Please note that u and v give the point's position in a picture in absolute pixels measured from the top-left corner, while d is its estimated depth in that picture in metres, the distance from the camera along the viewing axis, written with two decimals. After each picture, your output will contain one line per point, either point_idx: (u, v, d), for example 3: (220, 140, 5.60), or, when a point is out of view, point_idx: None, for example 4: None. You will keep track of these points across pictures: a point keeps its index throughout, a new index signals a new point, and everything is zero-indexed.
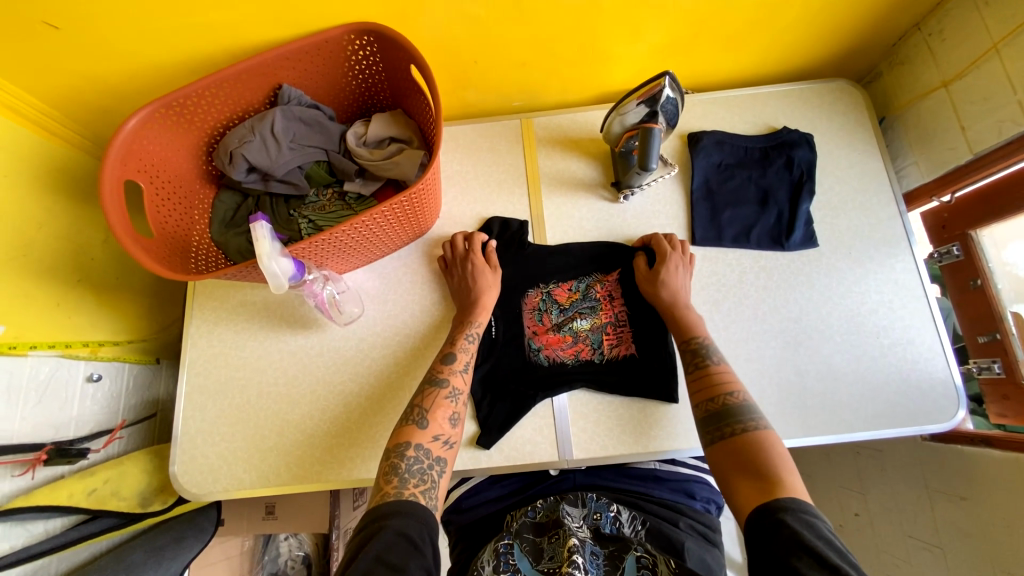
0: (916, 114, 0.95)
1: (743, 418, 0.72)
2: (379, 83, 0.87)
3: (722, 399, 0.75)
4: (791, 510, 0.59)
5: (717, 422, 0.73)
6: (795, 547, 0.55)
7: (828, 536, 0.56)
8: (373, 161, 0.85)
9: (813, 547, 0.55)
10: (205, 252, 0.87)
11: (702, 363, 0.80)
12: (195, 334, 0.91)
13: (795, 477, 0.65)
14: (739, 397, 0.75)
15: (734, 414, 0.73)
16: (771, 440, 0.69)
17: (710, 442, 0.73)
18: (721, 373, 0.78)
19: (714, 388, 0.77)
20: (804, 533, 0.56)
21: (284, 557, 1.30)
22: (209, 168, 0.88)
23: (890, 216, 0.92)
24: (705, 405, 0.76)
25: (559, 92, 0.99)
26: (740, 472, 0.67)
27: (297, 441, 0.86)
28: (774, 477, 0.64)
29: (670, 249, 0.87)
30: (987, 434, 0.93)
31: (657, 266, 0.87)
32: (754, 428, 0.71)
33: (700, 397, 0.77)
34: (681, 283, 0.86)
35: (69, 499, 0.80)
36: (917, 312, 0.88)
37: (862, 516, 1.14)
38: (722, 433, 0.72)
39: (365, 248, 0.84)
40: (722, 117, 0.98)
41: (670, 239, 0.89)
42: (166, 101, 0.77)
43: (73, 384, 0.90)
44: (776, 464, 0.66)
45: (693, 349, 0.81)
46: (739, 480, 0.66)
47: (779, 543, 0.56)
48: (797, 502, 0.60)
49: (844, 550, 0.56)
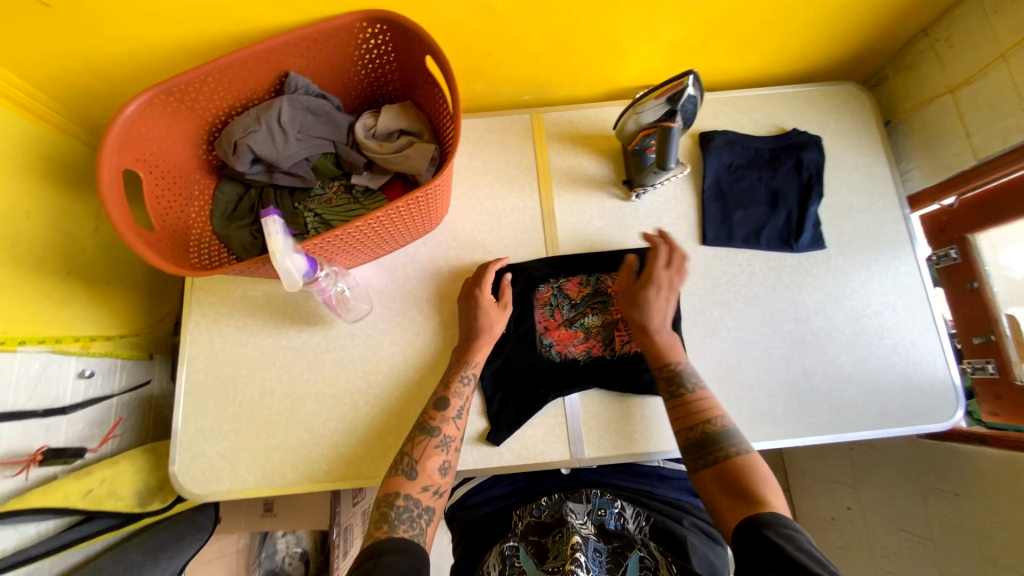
0: (920, 118, 0.96)
1: (725, 444, 0.75)
2: (389, 72, 0.84)
3: (702, 427, 0.76)
4: (773, 525, 0.63)
5: (701, 449, 0.75)
6: (781, 561, 0.58)
7: (808, 548, 0.60)
8: (382, 153, 0.82)
9: (795, 559, 0.58)
10: (206, 245, 0.83)
11: (678, 392, 0.79)
12: (194, 330, 0.88)
13: (777, 496, 0.69)
14: (718, 424, 0.76)
15: (716, 440, 0.75)
16: (755, 461, 0.73)
17: (695, 468, 0.75)
18: (698, 401, 0.78)
19: (693, 417, 0.78)
20: (787, 548, 0.59)
21: (281, 554, 1.28)
22: (209, 157, 0.84)
23: (894, 219, 0.93)
24: (685, 433, 0.77)
25: (571, 87, 0.98)
26: (726, 496, 0.70)
27: (304, 440, 0.84)
28: (759, 498, 0.68)
29: (659, 269, 0.86)
30: (984, 433, 0.94)
31: (640, 285, 0.85)
32: (737, 453, 0.74)
33: (681, 425, 0.78)
34: (657, 308, 0.84)
35: (65, 499, 0.77)
36: (920, 314, 0.90)
37: (854, 510, 1.19)
38: (706, 460, 0.74)
39: (375, 244, 0.81)
40: (732, 116, 0.97)
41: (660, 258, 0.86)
42: (165, 86, 0.74)
43: (64, 380, 0.86)
44: (759, 486, 0.70)
45: (668, 376, 0.81)
46: (725, 504, 0.70)
47: (761, 557, 0.60)
48: (777, 518, 0.64)
49: (823, 559, 0.59)
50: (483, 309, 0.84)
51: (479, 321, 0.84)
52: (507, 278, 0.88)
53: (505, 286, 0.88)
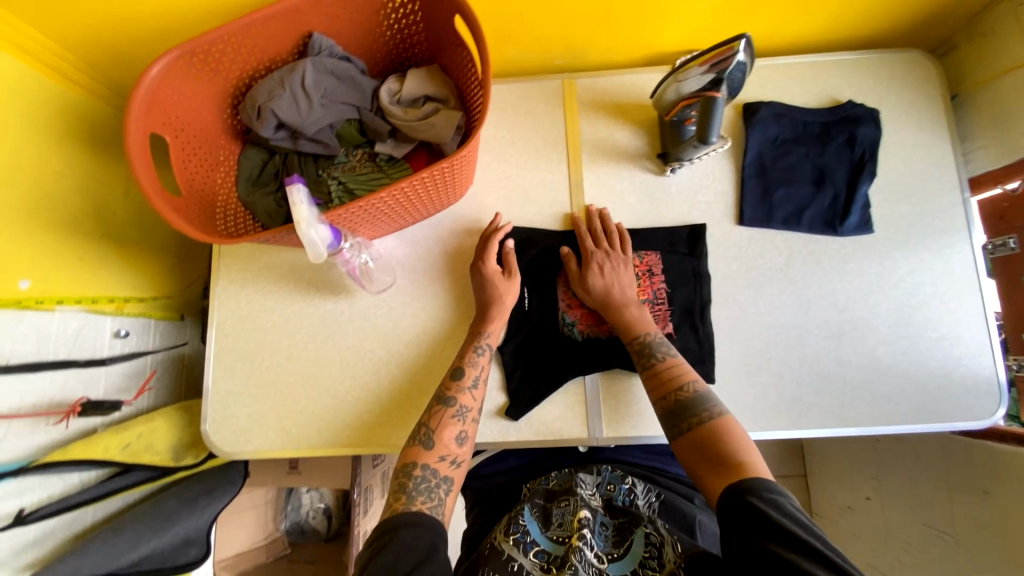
0: (994, 92, 0.87)
1: (699, 411, 0.74)
2: (415, 34, 0.80)
3: (674, 395, 0.76)
4: (756, 490, 0.63)
5: (677, 418, 0.74)
6: (767, 529, 0.58)
7: (792, 511, 0.60)
8: (408, 120, 0.80)
9: (782, 525, 0.58)
10: (231, 213, 0.83)
11: (649, 362, 0.78)
12: (222, 295, 0.89)
13: (755, 457, 0.69)
14: (690, 389, 0.76)
15: (690, 407, 0.74)
16: (730, 424, 0.72)
17: (674, 436, 0.74)
18: (668, 369, 0.77)
19: (666, 385, 0.77)
20: (772, 514, 0.59)
21: (306, 508, 1.36)
22: (234, 122, 0.83)
23: (952, 203, 0.86)
24: (661, 403, 0.76)
25: (606, 51, 0.91)
26: (704, 462, 0.70)
27: (327, 407, 0.86)
28: (737, 462, 0.67)
29: (594, 247, 0.84)
30: (1019, 433, 0.90)
31: (584, 270, 0.84)
32: (711, 417, 0.73)
33: (655, 395, 0.77)
34: (612, 284, 0.83)
35: (104, 453, 0.82)
36: (969, 306, 0.84)
37: (874, 500, 1.18)
38: (682, 428, 0.74)
39: (399, 215, 0.79)
40: (781, 86, 0.90)
41: (595, 239, 0.85)
42: (189, 48, 0.72)
43: (100, 338, 0.90)
44: (736, 449, 0.69)
45: (638, 349, 0.79)
46: (706, 471, 0.69)
47: (747, 524, 0.60)
48: (761, 482, 0.64)
49: (805, 520, 0.60)
50: (490, 280, 0.84)
51: (489, 294, 0.83)
52: (511, 246, 0.86)
53: (508, 253, 0.86)
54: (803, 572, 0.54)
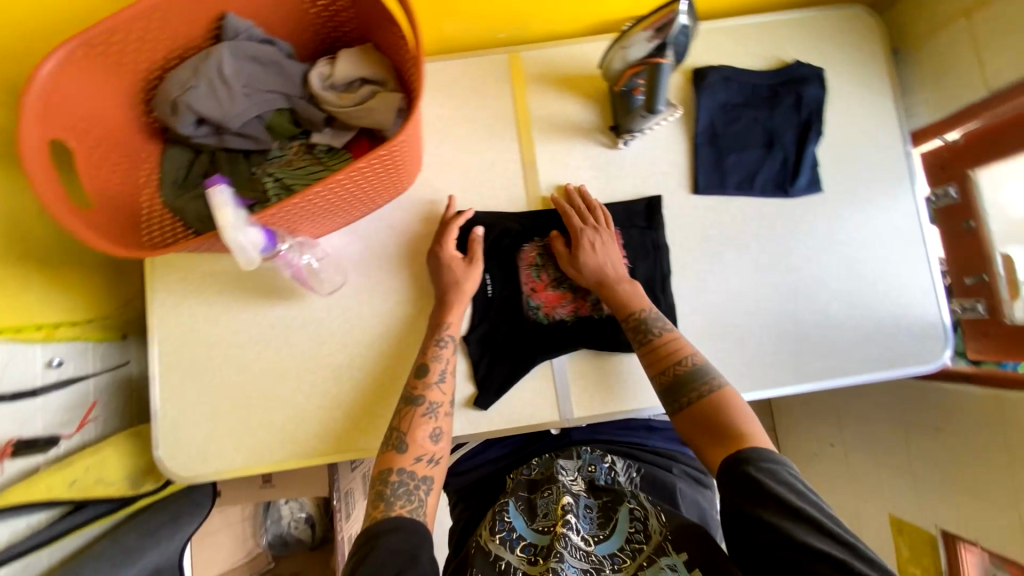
0: (931, 44, 0.88)
1: (699, 384, 0.74)
2: (342, 11, 0.74)
3: (673, 370, 0.75)
4: (754, 460, 0.65)
5: (676, 392, 0.74)
6: (763, 497, 0.62)
7: (788, 479, 0.64)
8: (342, 107, 0.74)
9: (779, 495, 0.62)
10: (156, 223, 0.75)
11: (646, 338, 0.77)
12: (160, 310, 0.83)
13: (754, 426, 0.71)
14: (688, 363, 0.75)
15: (690, 381, 0.74)
16: (730, 395, 0.73)
17: (674, 410, 0.75)
18: (665, 343, 0.77)
19: (663, 360, 0.76)
20: (768, 482, 0.63)
21: (287, 519, 1.31)
22: (149, 120, 0.75)
23: (895, 157, 0.88)
24: (660, 377, 0.76)
25: (550, 20, 0.87)
26: (705, 434, 0.71)
27: (289, 416, 0.82)
28: (737, 432, 0.70)
29: (581, 224, 0.82)
30: (968, 371, 0.94)
31: (574, 248, 0.81)
32: (710, 390, 0.73)
33: (654, 370, 0.77)
34: (604, 261, 0.81)
35: (48, 492, 0.75)
36: (914, 257, 0.87)
37: (836, 446, 1.24)
38: (682, 403, 0.74)
39: (343, 209, 0.75)
40: (728, 49, 0.89)
41: (581, 217, 0.83)
42: (84, 39, 0.64)
43: (30, 371, 0.82)
44: (736, 418, 0.71)
45: (634, 325, 0.78)
46: (706, 441, 0.71)
47: (746, 493, 0.63)
48: (759, 452, 0.66)
49: (800, 485, 0.64)
50: (448, 266, 0.81)
51: (449, 281, 0.81)
52: (478, 232, 0.82)
53: (475, 241, 0.82)
54: (792, 536, 0.59)
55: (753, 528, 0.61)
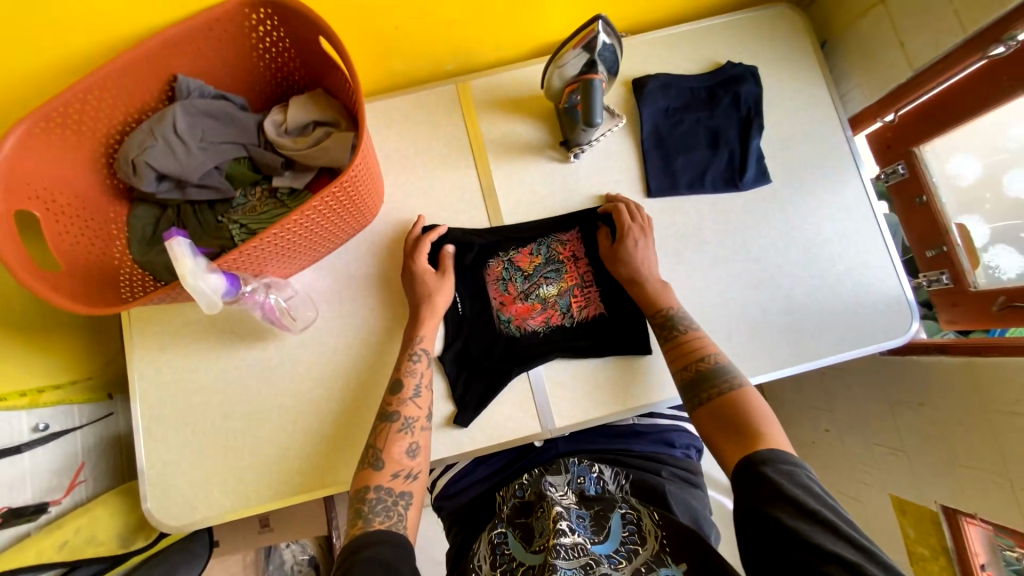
0: (856, 33, 0.93)
1: (720, 380, 0.75)
2: (289, 61, 0.78)
3: (696, 366, 0.77)
4: (772, 461, 0.64)
5: (696, 387, 0.76)
6: (777, 497, 0.60)
7: (807, 483, 0.61)
8: (299, 150, 0.77)
9: (795, 497, 0.59)
10: (129, 278, 0.79)
11: (672, 334, 0.80)
12: (140, 364, 0.85)
13: (774, 428, 0.69)
14: (711, 361, 0.77)
15: (712, 377, 0.75)
16: (748, 394, 0.73)
17: (693, 406, 0.75)
18: (692, 340, 0.79)
19: (687, 355, 0.78)
20: (782, 483, 0.61)
21: (289, 563, 1.29)
22: (113, 182, 0.78)
23: (838, 142, 0.92)
24: (682, 372, 0.78)
25: (492, 49, 0.92)
26: (722, 432, 0.70)
27: (273, 455, 0.82)
28: (756, 432, 0.68)
29: (630, 222, 0.85)
30: (942, 342, 0.96)
31: (617, 242, 0.84)
32: (730, 387, 0.74)
33: (677, 365, 0.79)
34: (642, 258, 0.83)
35: (38, 555, 0.75)
36: (869, 235, 0.90)
37: (831, 431, 1.24)
38: (700, 399, 0.75)
39: (306, 246, 0.78)
40: (665, 58, 0.93)
41: (631, 212, 0.86)
42: (42, 113, 0.67)
43: (18, 436, 0.83)
44: (756, 419, 0.70)
45: (661, 321, 0.81)
46: (722, 440, 0.70)
47: (760, 493, 0.61)
48: (776, 453, 0.65)
49: (821, 491, 0.61)
50: (421, 279, 0.83)
51: (423, 294, 0.83)
52: (449, 248, 0.85)
53: (446, 256, 0.85)
54: (806, 539, 0.56)
55: (764, 528, 0.59)
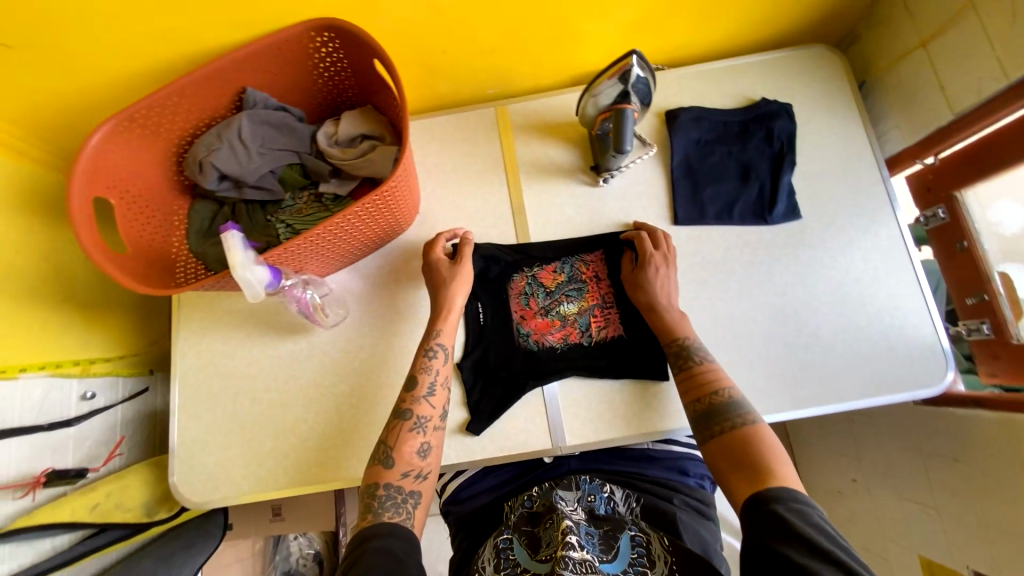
0: (896, 76, 0.93)
1: (732, 415, 0.74)
2: (345, 79, 0.85)
3: (709, 399, 0.76)
4: (783, 499, 0.62)
5: (708, 421, 0.75)
6: (786, 534, 0.59)
7: (820, 523, 0.60)
8: (346, 160, 0.84)
9: (807, 535, 0.58)
10: (183, 265, 0.86)
11: (686, 364, 0.80)
12: (184, 345, 0.91)
13: (786, 467, 0.68)
14: (725, 395, 0.76)
15: (723, 412, 0.75)
16: (763, 432, 0.72)
17: (704, 440, 0.75)
18: (707, 372, 0.79)
19: (701, 388, 0.78)
20: (793, 520, 0.60)
21: (295, 556, 1.32)
22: (180, 178, 0.86)
23: (873, 183, 0.91)
24: (694, 405, 0.77)
25: (532, 76, 0.97)
26: (733, 468, 0.70)
27: (294, 444, 0.86)
28: (767, 470, 0.67)
29: (653, 249, 0.86)
30: (979, 395, 0.91)
31: (639, 267, 0.86)
32: (743, 423, 0.73)
33: (689, 397, 0.78)
34: (663, 286, 0.84)
35: (72, 515, 0.82)
36: (903, 278, 0.87)
37: (859, 481, 1.18)
38: (712, 432, 0.74)
39: (343, 248, 0.83)
40: (699, 92, 0.96)
41: (654, 240, 0.87)
42: (127, 114, 0.76)
43: (67, 404, 0.91)
44: (768, 457, 0.69)
45: (675, 351, 0.81)
46: (733, 476, 0.69)
47: (770, 531, 0.60)
48: (787, 492, 0.63)
49: (834, 533, 0.60)
50: (436, 267, 0.87)
51: (439, 282, 0.86)
52: (467, 237, 0.89)
53: (464, 243, 0.88)
54: None
55: (772, 565, 0.57)
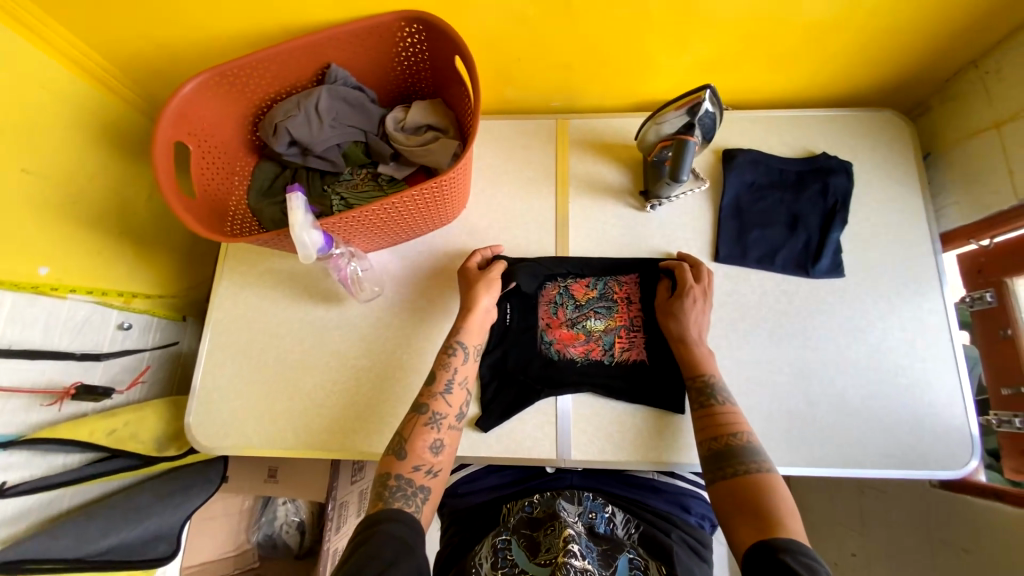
0: (963, 153, 0.92)
1: (746, 460, 0.73)
2: (422, 70, 0.89)
3: (726, 440, 0.76)
4: (791, 550, 0.61)
5: (719, 461, 0.74)
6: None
7: None
8: (409, 146, 0.87)
9: None
10: (239, 217, 0.90)
11: (707, 402, 0.79)
12: (223, 294, 0.95)
13: (796, 520, 0.67)
14: (743, 438, 0.75)
15: (737, 455, 0.74)
16: (775, 482, 0.71)
17: (712, 480, 0.74)
18: (727, 414, 0.78)
19: (718, 428, 0.77)
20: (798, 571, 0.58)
21: (280, 521, 1.35)
22: (252, 137, 0.91)
23: (923, 255, 0.90)
24: (708, 443, 0.77)
25: (599, 96, 0.99)
26: (740, 512, 0.69)
27: (308, 408, 0.89)
28: (777, 519, 0.66)
29: (693, 282, 0.86)
30: (1000, 488, 0.89)
31: (675, 297, 0.86)
32: (757, 470, 0.72)
33: (704, 435, 0.78)
34: (695, 320, 0.84)
35: (90, 436, 0.84)
36: (941, 355, 0.86)
37: (859, 557, 1.13)
38: (723, 473, 0.73)
39: (391, 229, 0.86)
40: (759, 136, 0.97)
41: (695, 276, 0.87)
42: (219, 70, 0.81)
43: (104, 329, 0.95)
44: (779, 508, 0.67)
45: (698, 387, 0.80)
46: (738, 521, 0.68)
47: None
48: (795, 544, 0.62)
49: None
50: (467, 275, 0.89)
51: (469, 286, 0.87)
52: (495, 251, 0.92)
53: (495, 265, 0.89)
54: None
55: None
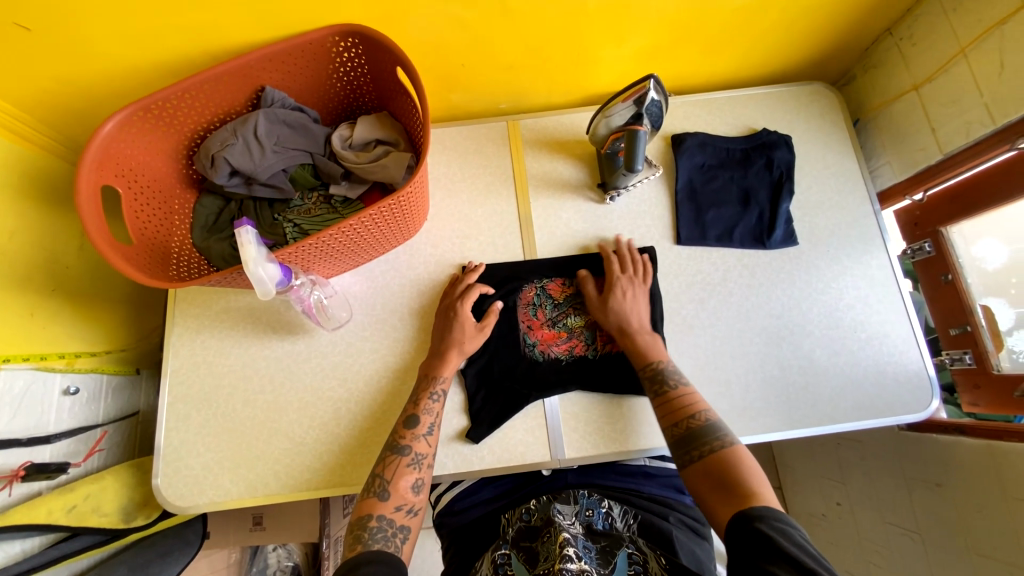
0: (888, 116, 0.98)
1: (710, 438, 0.73)
2: (364, 84, 0.87)
3: (685, 423, 0.76)
4: (765, 518, 0.62)
5: (686, 445, 0.74)
6: (769, 552, 0.58)
7: (801, 541, 0.59)
8: (359, 163, 0.84)
9: (789, 552, 0.57)
10: (186, 259, 0.85)
11: (662, 389, 0.80)
12: (177, 342, 0.89)
13: (764, 486, 0.68)
14: (701, 418, 0.76)
15: (702, 435, 0.74)
16: (740, 453, 0.72)
17: (682, 465, 0.74)
18: (681, 396, 0.79)
19: (677, 413, 0.77)
20: (779, 540, 0.59)
21: (272, 568, 1.26)
22: (189, 171, 0.86)
23: (865, 215, 0.95)
24: (671, 429, 0.77)
25: (546, 93, 0.99)
26: (714, 491, 0.69)
27: (287, 448, 0.84)
28: (748, 491, 0.67)
29: (619, 273, 0.88)
30: (962, 422, 0.96)
31: (606, 293, 0.87)
32: (721, 446, 0.72)
33: (666, 422, 0.78)
34: (629, 308, 0.86)
35: (47, 515, 0.77)
36: (892, 307, 0.91)
37: (844, 505, 1.21)
38: (690, 457, 0.73)
39: (352, 250, 0.82)
40: (704, 119, 1.00)
41: (620, 266, 0.89)
42: (143, 104, 0.76)
43: (48, 396, 0.87)
44: (748, 478, 0.68)
45: (650, 374, 0.81)
46: (715, 499, 0.68)
47: (754, 550, 0.59)
48: (769, 510, 0.63)
49: (816, 552, 0.59)
50: (459, 325, 0.85)
51: (452, 339, 0.84)
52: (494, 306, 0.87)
53: (491, 312, 0.87)
54: None
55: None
